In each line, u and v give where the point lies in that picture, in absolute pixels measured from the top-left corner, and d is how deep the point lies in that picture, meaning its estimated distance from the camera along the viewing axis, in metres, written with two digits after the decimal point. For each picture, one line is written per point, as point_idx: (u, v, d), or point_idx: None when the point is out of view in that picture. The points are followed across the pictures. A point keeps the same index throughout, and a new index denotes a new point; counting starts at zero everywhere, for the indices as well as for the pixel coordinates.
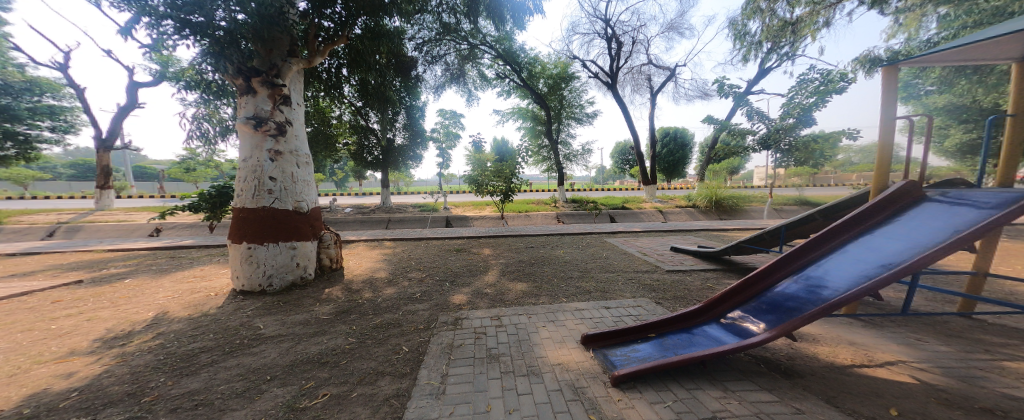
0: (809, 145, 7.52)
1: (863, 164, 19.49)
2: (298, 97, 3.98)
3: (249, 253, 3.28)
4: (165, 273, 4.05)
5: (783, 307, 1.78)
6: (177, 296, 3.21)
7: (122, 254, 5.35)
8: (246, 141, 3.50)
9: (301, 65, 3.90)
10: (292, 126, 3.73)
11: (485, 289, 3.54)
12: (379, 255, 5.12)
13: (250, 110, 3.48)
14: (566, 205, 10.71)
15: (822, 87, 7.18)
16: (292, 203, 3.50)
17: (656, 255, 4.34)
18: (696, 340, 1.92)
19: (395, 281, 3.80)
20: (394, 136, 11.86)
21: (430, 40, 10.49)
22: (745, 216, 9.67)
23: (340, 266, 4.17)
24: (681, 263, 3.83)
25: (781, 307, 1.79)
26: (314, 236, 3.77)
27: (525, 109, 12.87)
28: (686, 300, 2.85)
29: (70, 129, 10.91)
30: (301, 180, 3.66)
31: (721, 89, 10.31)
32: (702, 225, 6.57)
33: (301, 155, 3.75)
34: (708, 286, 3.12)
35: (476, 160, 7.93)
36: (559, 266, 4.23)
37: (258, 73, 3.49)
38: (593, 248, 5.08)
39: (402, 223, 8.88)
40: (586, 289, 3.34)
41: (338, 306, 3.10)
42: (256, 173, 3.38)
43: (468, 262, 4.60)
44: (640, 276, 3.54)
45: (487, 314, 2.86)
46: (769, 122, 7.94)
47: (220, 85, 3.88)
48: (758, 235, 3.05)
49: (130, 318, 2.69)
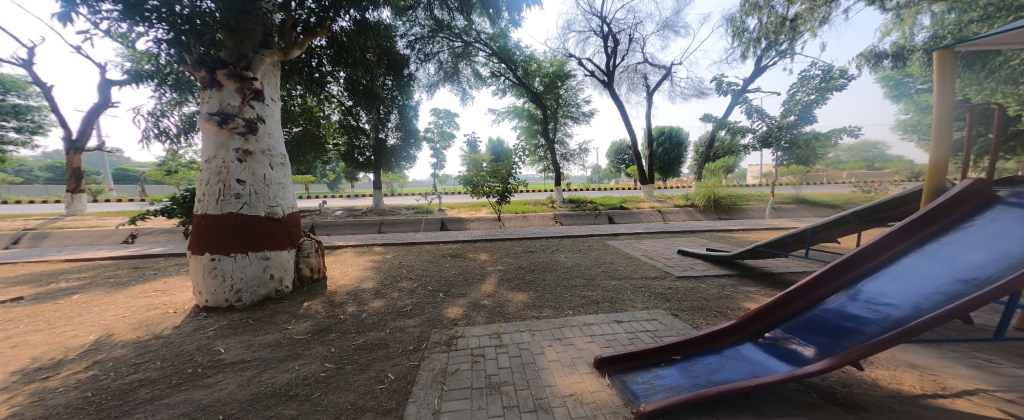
0: (811, 143, 7.41)
1: (855, 162, 19.66)
2: (273, 91, 3.63)
3: (213, 266, 2.89)
4: (123, 287, 3.62)
5: (841, 330, 1.49)
6: (129, 315, 2.81)
7: (82, 264, 4.86)
8: (209, 140, 3.12)
9: (275, 57, 3.54)
10: (265, 123, 3.37)
11: (482, 300, 3.24)
12: (366, 262, 4.75)
13: (215, 106, 3.11)
14: (563, 206, 10.46)
15: (823, 84, 7.06)
16: (264, 208, 3.15)
17: (663, 259, 4.07)
18: (733, 364, 1.64)
19: (383, 292, 3.45)
20: (386, 136, 11.43)
21: (422, 37, 10.18)
22: (743, 215, 9.57)
23: (322, 276, 3.79)
24: (692, 268, 3.58)
25: (839, 329, 1.51)
26: (292, 244, 3.41)
27: (521, 109, 12.58)
28: (705, 310, 2.58)
29: (39, 131, 10.26)
30: (275, 183, 3.31)
31: (719, 86, 10.15)
32: (706, 226, 6.35)
33: (276, 155, 3.41)
34: (725, 294, 2.85)
35: (471, 160, 7.59)
36: (561, 273, 3.95)
37: (224, 64, 3.10)
38: (596, 252, 4.80)
39: (394, 225, 8.48)
40: (593, 300, 3.09)
41: (317, 323, 2.74)
42: (221, 176, 3.01)
43: (462, 270, 4.26)
44: (650, 285, 3.28)
45: (485, 331, 2.56)
46: (769, 120, 7.84)
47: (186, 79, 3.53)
48: (780, 239, 2.82)
49: (65, 343, 2.30)
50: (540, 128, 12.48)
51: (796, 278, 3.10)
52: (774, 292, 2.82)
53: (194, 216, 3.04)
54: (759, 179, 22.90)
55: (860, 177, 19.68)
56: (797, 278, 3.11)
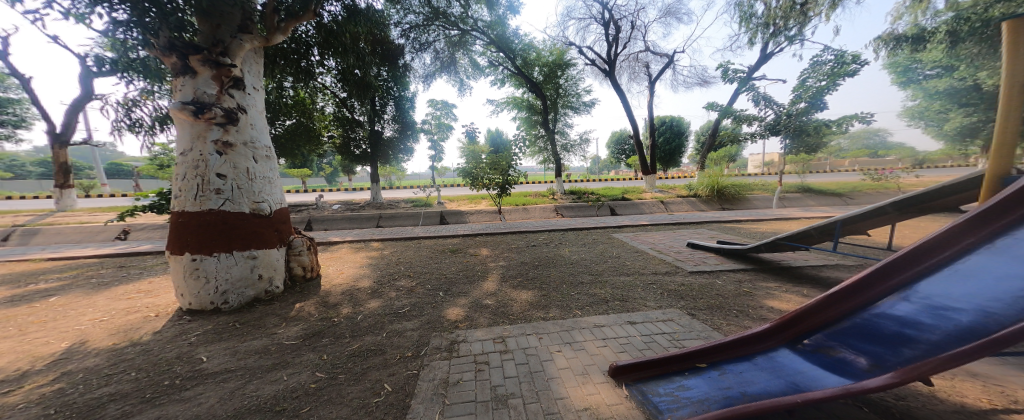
0: (821, 131, 7.19)
1: (859, 150, 19.44)
2: (255, 80, 3.39)
3: (195, 267, 2.70)
4: (106, 288, 3.42)
5: (900, 338, 1.30)
6: (107, 319, 2.62)
7: (67, 263, 4.65)
8: (185, 131, 2.90)
9: (256, 43, 3.29)
10: (247, 113, 3.14)
11: (484, 300, 3.09)
12: (363, 259, 4.57)
13: (189, 94, 2.88)
14: (563, 197, 10.28)
15: (835, 70, 6.82)
16: (249, 204, 2.94)
17: (673, 253, 3.90)
18: (775, 373, 1.46)
19: (380, 291, 3.29)
20: (383, 128, 11.11)
21: (417, 26, 9.79)
22: (748, 204, 9.44)
23: (316, 275, 3.61)
24: (704, 262, 3.42)
25: (897, 337, 1.32)
26: (282, 242, 3.22)
27: (520, 99, 12.24)
28: (724, 309, 2.43)
29: (21, 124, 9.88)
30: (260, 177, 3.10)
31: (724, 74, 9.85)
32: (713, 216, 6.18)
33: (260, 148, 3.19)
34: (744, 291, 2.68)
35: (470, 152, 7.34)
36: (567, 270, 3.79)
37: (198, 50, 2.87)
38: (601, 246, 4.63)
39: (392, 219, 8.28)
40: (602, 299, 2.96)
41: (309, 326, 2.57)
42: (199, 169, 2.80)
43: (463, 266, 4.09)
44: (661, 281, 3.13)
45: (488, 335, 2.41)
46: (778, 108, 7.63)
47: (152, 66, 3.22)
48: (803, 231, 2.65)
49: (33, 351, 2.10)
50: (539, 119, 12.15)
51: (816, 273, 2.94)
52: (796, 287, 2.66)
53: (171, 213, 2.83)
54: (760, 168, 22.78)
55: (863, 166, 19.53)
56: (817, 272, 2.95)
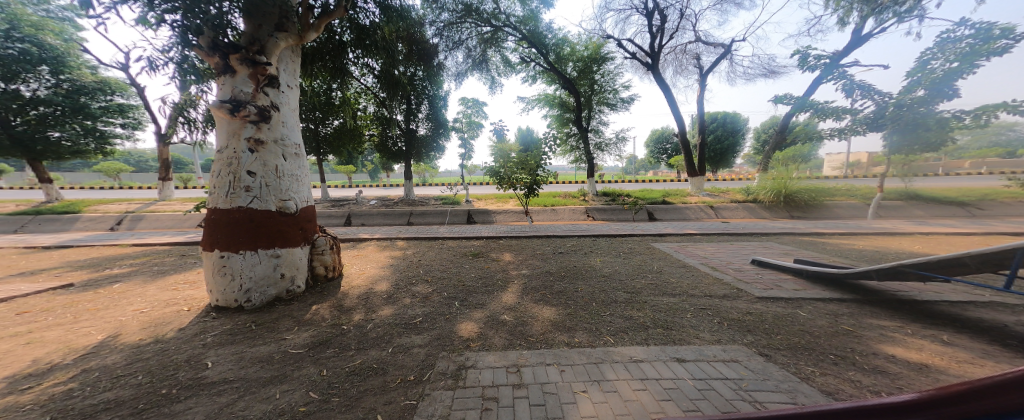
0: (947, 125, 5.79)
1: (980, 150, 15.75)
2: (290, 78, 3.40)
3: (222, 264, 2.68)
4: (161, 276, 3.66)
5: None
6: (147, 311, 2.72)
7: (142, 250, 5.19)
8: (222, 128, 2.91)
9: (291, 42, 3.30)
10: (280, 111, 3.11)
11: (502, 315, 2.83)
12: (387, 259, 4.52)
13: (227, 93, 2.91)
14: (597, 199, 9.67)
15: (979, 47, 5.56)
16: (276, 202, 2.89)
17: (732, 271, 3.24)
18: None
19: (395, 298, 3.24)
20: (417, 127, 11.40)
21: (450, 24, 9.86)
22: (823, 213, 8.05)
23: (338, 274, 3.58)
24: (776, 286, 2.75)
25: None
26: (306, 241, 3.16)
27: (552, 96, 11.74)
28: (815, 352, 1.82)
29: (139, 126, 11.18)
30: (289, 175, 3.05)
31: (804, 61, 8.38)
32: (780, 227, 5.22)
33: (291, 145, 3.14)
34: (842, 329, 2.01)
35: (498, 150, 7.06)
36: (598, 284, 3.34)
37: (236, 49, 2.89)
38: (639, 258, 4.07)
39: (423, 216, 8.35)
40: (641, 324, 2.48)
41: (318, 335, 2.47)
42: (232, 167, 2.79)
43: (483, 274, 3.82)
44: (719, 307, 2.55)
45: (502, 362, 2.11)
46: (882, 97, 6.32)
47: (194, 66, 3.46)
48: (951, 258, 1.92)
49: (72, 343, 2.17)
50: (572, 116, 11.46)
51: (949, 310, 2.16)
52: (925, 330, 1.94)
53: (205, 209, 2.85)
54: (839, 169, 19.65)
55: (984, 169, 15.78)
56: (951, 310, 2.17)
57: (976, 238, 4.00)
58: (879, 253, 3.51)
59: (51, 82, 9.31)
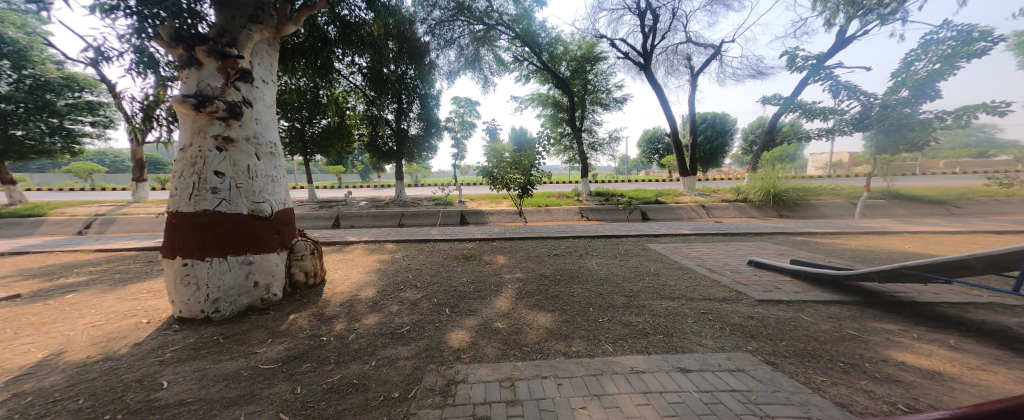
0: (929, 125, 5.89)
1: (959, 150, 16.29)
2: (265, 73, 3.18)
3: (186, 272, 2.43)
4: (122, 285, 3.38)
5: None
6: (101, 324, 2.47)
7: (108, 255, 4.84)
8: (186, 125, 2.65)
9: (266, 34, 3.08)
10: (253, 108, 2.88)
11: (495, 322, 2.69)
12: (374, 263, 4.32)
13: (192, 86, 2.66)
14: (590, 199, 9.61)
15: (958, 50, 5.68)
16: (247, 204, 2.64)
17: (729, 272, 3.16)
18: None
19: (381, 305, 3.05)
20: (408, 126, 11.16)
21: (442, 22, 9.70)
22: (811, 212, 8.17)
23: (319, 281, 3.36)
24: (776, 288, 2.67)
25: None
26: (283, 246, 2.94)
27: (546, 95, 11.65)
28: (822, 359, 1.70)
29: (111, 125, 10.55)
30: (263, 175, 2.81)
31: (792, 62, 8.50)
32: (774, 227, 5.20)
33: (265, 143, 2.91)
34: (847, 334, 1.91)
35: (491, 150, 6.89)
36: (593, 288, 3.23)
37: (203, 40, 2.66)
38: (634, 260, 3.98)
39: (414, 218, 8.14)
40: (640, 330, 2.37)
41: (294, 348, 2.27)
42: (197, 167, 2.54)
43: (475, 278, 3.66)
44: (718, 311, 2.45)
45: (494, 375, 1.96)
46: (867, 97, 6.45)
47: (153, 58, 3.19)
48: (959, 259, 1.84)
49: (5, 364, 1.93)
50: (566, 116, 11.40)
51: (951, 312, 2.08)
52: (932, 333, 1.84)
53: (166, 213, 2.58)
54: (823, 169, 20.15)
55: (963, 169, 16.30)
56: (952, 312, 2.10)
57: (965, 237, 4.02)
58: (871, 253, 3.47)
59: (13, 78, 8.72)
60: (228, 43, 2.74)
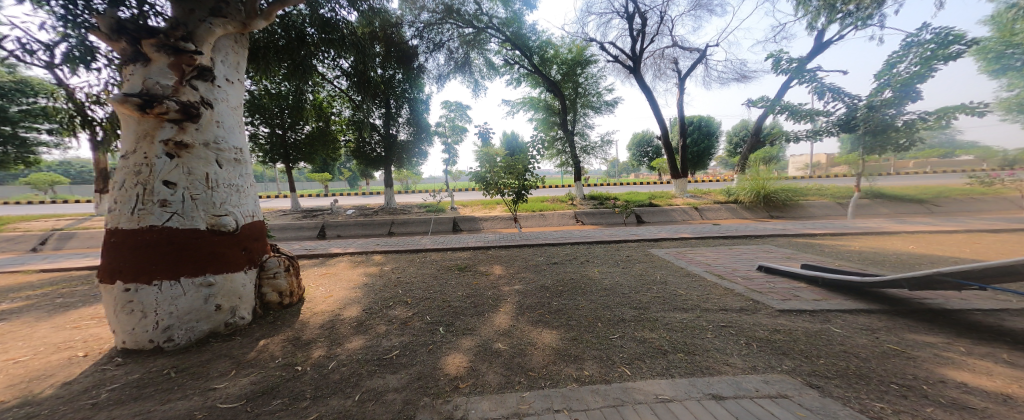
0: (913, 125, 5.95)
1: (931, 150, 17.04)
2: (230, 72, 2.88)
3: (129, 299, 2.06)
4: (63, 312, 2.93)
5: None
6: (24, 360, 2.07)
7: (56, 276, 4.30)
8: (129, 129, 2.29)
9: (231, 29, 2.79)
10: (213, 109, 2.56)
11: (495, 343, 2.42)
12: (360, 277, 3.98)
13: (137, 85, 2.32)
14: (584, 203, 9.49)
15: (934, 52, 5.81)
16: (205, 218, 2.30)
17: (740, 279, 3.00)
18: None
19: (367, 326, 2.74)
20: (397, 132, 10.82)
21: (431, 24, 9.50)
22: (802, 212, 8.25)
23: (296, 301, 3.02)
24: (794, 296, 2.50)
25: None
26: (252, 263, 2.59)
27: (537, 99, 11.55)
28: (873, 382, 1.51)
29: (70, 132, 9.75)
30: (225, 184, 2.48)
31: (776, 64, 8.64)
32: (775, 228, 5.13)
33: (228, 149, 2.58)
34: (888, 349, 1.74)
35: (483, 154, 6.65)
36: (600, 301, 3.00)
37: (152, 33, 2.37)
38: (639, 267, 3.78)
39: (405, 226, 7.81)
40: (658, 349, 2.14)
41: (263, 382, 1.94)
42: (141, 176, 2.17)
43: (471, 292, 3.39)
44: (740, 324, 2.25)
45: (500, 410, 1.69)
46: (852, 99, 6.55)
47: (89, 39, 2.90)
48: (1003, 265, 1.71)
49: None
50: (558, 120, 11.29)
51: (988, 321, 1.94)
52: (981, 347, 1.68)
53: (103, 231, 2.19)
54: (803, 170, 20.78)
55: (936, 169, 17.04)
56: (989, 321, 1.95)
57: (964, 237, 3.99)
58: (879, 254, 3.38)
59: None
60: (183, 37, 2.46)
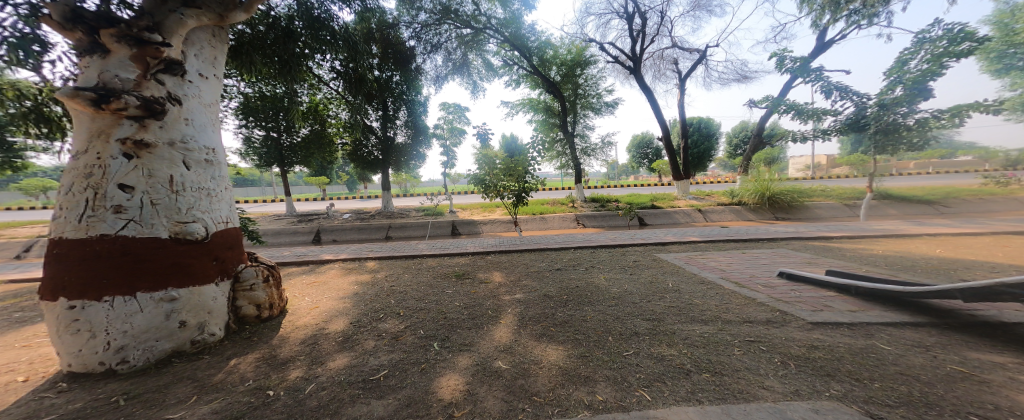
0: (925, 124, 5.78)
1: (935, 151, 16.90)
2: (204, 67, 2.64)
3: (76, 317, 1.81)
4: (16, 328, 2.65)
5: None
6: None
7: (24, 287, 4.00)
8: (81, 127, 2.05)
9: (206, 21, 2.58)
10: (181, 105, 2.32)
11: (496, 361, 2.15)
12: (350, 286, 3.71)
13: (92, 78, 2.08)
14: (586, 205, 9.28)
15: (944, 49, 5.66)
16: (169, 226, 2.05)
17: (761, 287, 2.76)
18: None
19: (355, 341, 2.47)
20: (395, 134, 10.61)
21: (428, 25, 9.34)
22: (809, 214, 8.05)
23: (276, 313, 2.75)
24: (827, 306, 2.27)
25: None
26: (225, 274, 2.34)
27: (537, 100, 11.38)
28: (948, 413, 1.27)
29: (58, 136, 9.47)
30: (193, 188, 2.24)
31: (780, 64, 8.49)
32: (788, 231, 4.91)
33: (198, 149, 2.34)
34: (955, 373, 1.50)
35: (482, 156, 6.43)
36: (609, 312, 2.75)
37: (112, 22, 2.14)
38: (647, 273, 3.55)
39: (402, 230, 7.56)
40: (681, 369, 1.89)
41: (227, 410, 1.67)
42: (93, 179, 1.93)
43: (468, 302, 3.13)
44: (770, 339, 2.01)
45: None
46: (861, 97, 6.38)
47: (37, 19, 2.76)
48: None
49: None
50: (557, 122, 11.13)
51: None
52: None
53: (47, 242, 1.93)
54: (804, 171, 20.66)
55: (940, 171, 16.88)
56: None
57: (992, 239, 3.78)
58: (906, 258, 3.15)
59: None
60: (148, 27, 2.23)
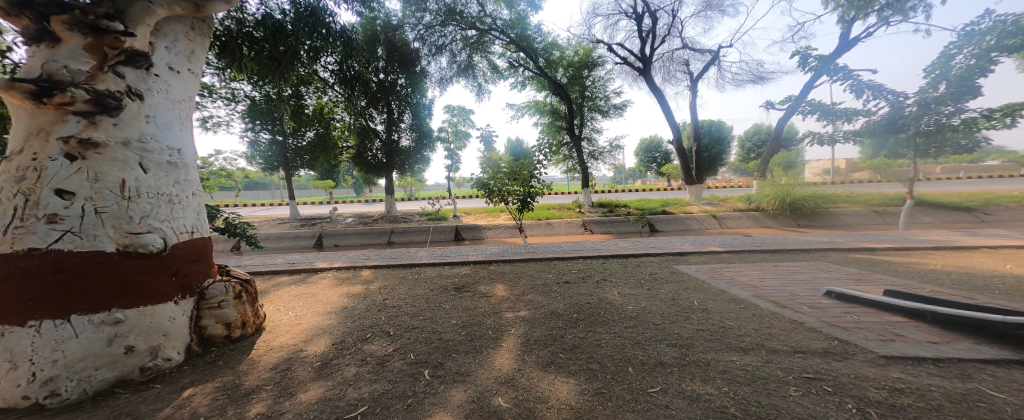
0: (973, 124, 5.30)
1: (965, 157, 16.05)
2: (177, 60, 2.34)
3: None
4: None
5: None
6: None
7: None
8: (19, 123, 1.79)
9: (180, 10, 2.25)
10: (144, 101, 2.04)
11: (494, 397, 1.80)
12: (340, 299, 3.38)
13: (35, 69, 1.81)
14: (594, 210, 8.91)
15: (988, 44, 5.23)
16: (117, 237, 1.76)
17: (807, 309, 2.37)
18: None
19: (334, 365, 2.15)
20: (399, 138, 10.37)
21: (432, 27, 9.16)
22: (834, 221, 7.55)
23: (249, 331, 2.46)
24: (898, 335, 1.88)
25: None
26: (186, 291, 2.05)
27: (543, 103, 11.11)
28: None
29: None
30: (151, 193, 1.95)
31: (802, 62, 8.05)
32: (821, 240, 4.48)
33: (159, 149, 2.05)
34: None
35: (486, 159, 6.13)
36: (627, 334, 2.38)
37: (64, 7, 1.81)
38: (667, 288, 3.16)
39: (404, 235, 7.29)
40: (724, 412, 1.51)
41: None
42: (25, 183, 1.66)
43: (466, 319, 2.80)
44: (835, 375, 1.63)
45: None
46: (896, 96, 5.92)
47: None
48: None
49: None
50: (564, 125, 10.84)
51: None
52: None
53: None
54: (822, 176, 19.93)
55: (970, 176, 15.99)
56: None
57: None
58: (975, 276, 2.72)
59: None
60: (108, 14, 1.92)
